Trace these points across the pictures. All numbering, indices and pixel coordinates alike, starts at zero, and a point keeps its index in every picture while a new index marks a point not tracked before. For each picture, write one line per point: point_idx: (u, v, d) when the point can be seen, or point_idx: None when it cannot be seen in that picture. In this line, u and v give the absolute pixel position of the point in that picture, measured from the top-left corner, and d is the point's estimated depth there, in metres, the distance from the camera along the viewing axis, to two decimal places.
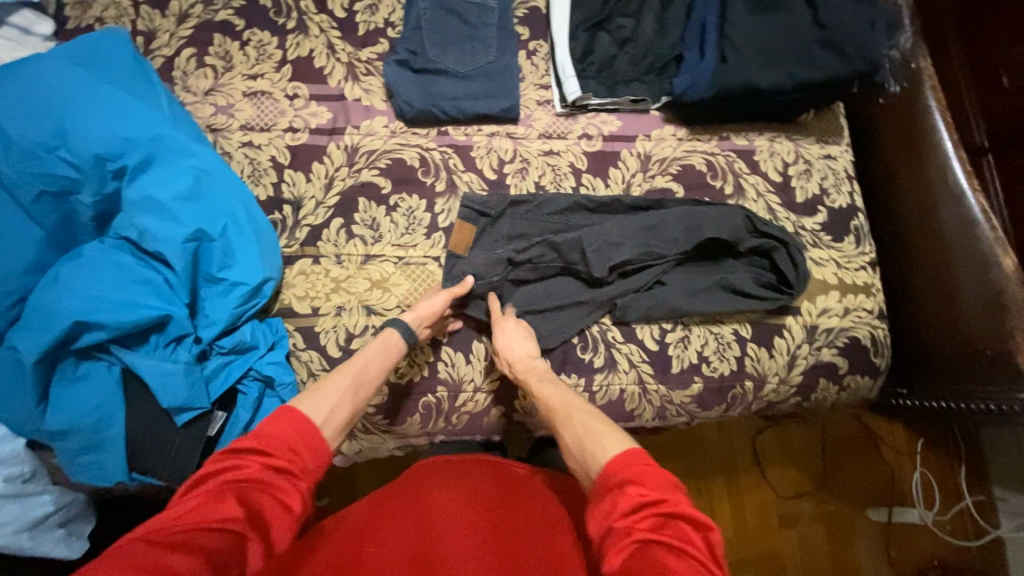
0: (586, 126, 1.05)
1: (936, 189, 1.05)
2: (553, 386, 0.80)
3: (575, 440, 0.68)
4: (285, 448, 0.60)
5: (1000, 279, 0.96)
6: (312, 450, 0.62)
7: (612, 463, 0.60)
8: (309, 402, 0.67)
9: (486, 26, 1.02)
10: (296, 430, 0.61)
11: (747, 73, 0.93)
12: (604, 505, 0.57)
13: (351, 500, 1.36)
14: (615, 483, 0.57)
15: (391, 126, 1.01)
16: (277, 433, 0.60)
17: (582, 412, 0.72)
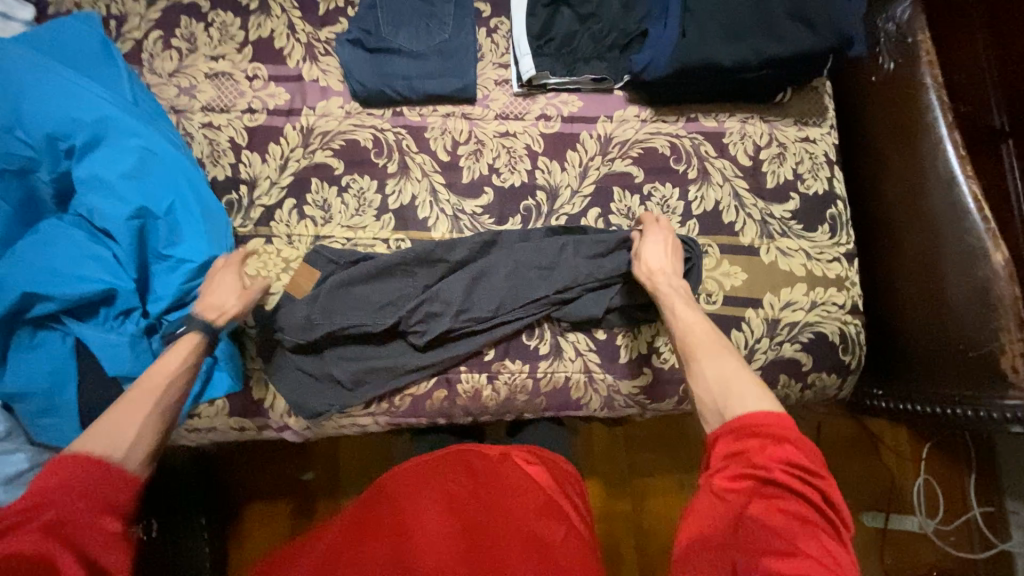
0: (544, 107, 1.01)
1: (925, 174, 0.95)
2: (690, 311, 0.82)
3: (714, 372, 0.72)
4: (76, 493, 0.58)
5: (988, 274, 0.87)
6: (109, 479, 0.60)
7: (754, 413, 0.64)
8: (97, 433, 0.64)
9: (443, 3, 0.99)
10: (75, 473, 0.59)
11: (708, 48, 0.88)
12: (737, 443, 0.62)
13: (332, 472, 1.41)
14: (766, 433, 0.61)
15: (347, 106, 1.01)
16: (57, 483, 0.58)
17: (713, 351, 0.75)
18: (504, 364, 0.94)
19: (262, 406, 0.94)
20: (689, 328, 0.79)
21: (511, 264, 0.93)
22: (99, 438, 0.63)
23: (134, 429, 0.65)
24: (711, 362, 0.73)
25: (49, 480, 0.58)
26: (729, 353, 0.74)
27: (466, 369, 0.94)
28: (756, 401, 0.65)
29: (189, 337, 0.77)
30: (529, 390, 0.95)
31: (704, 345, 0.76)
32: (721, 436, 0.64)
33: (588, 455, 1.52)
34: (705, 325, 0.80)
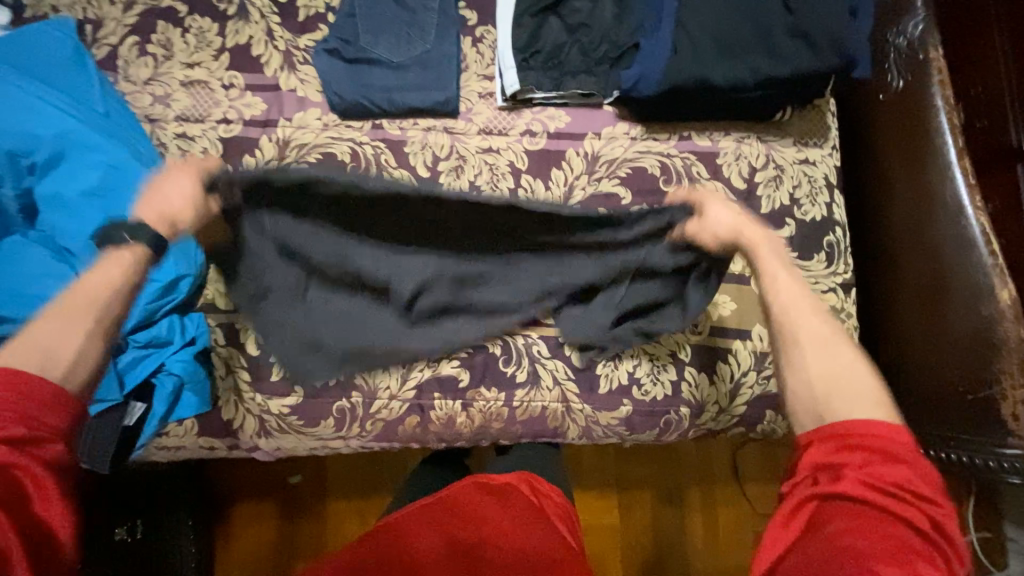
0: (530, 122, 0.97)
1: (931, 202, 0.89)
2: (800, 286, 0.68)
3: (824, 370, 0.62)
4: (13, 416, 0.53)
5: (991, 315, 0.81)
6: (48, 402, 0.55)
7: (861, 421, 0.56)
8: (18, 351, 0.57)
9: (425, 11, 0.95)
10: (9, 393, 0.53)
11: (701, 66, 0.83)
12: (833, 453, 0.56)
13: (319, 479, 1.40)
14: (868, 445, 0.55)
15: (325, 118, 0.98)
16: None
17: (828, 345, 0.64)
18: (480, 392, 0.91)
19: (231, 427, 0.92)
20: (790, 302, 0.67)
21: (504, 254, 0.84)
22: (26, 353, 0.57)
23: (70, 346, 0.59)
24: (815, 354, 0.64)
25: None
26: (845, 348, 0.64)
27: (441, 395, 0.91)
28: (871, 412, 0.58)
29: (134, 250, 0.66)
30: (505, 418, 0.92)
31: (815, 333, 0.65)
32: (814, 441, 0.58)
33: (575, 470, 1.49)
34: (799, 294, 0.68)
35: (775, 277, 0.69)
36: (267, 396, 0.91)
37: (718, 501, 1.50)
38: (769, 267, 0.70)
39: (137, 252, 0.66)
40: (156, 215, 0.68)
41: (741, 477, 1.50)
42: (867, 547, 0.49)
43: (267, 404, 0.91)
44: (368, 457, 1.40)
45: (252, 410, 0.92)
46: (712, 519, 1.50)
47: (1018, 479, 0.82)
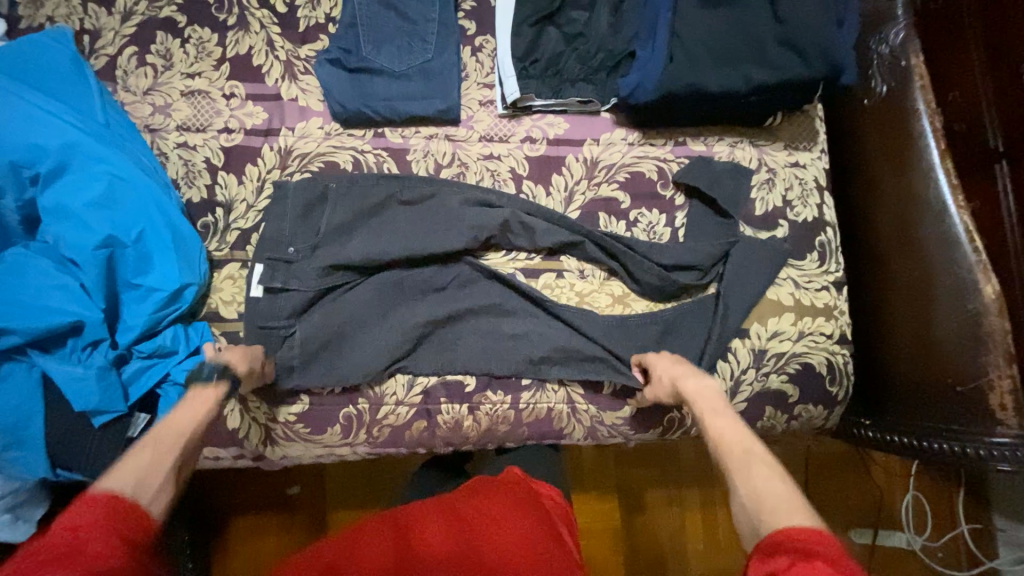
0: (530, 129, 0.99)
1: (918, 202, 0.93)
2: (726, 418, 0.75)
3: (754, 497, 0.62)
4: (105, 530, 0.55)
5: (978, 309, 0.86)
6: (135, 523, 0.57)
7: (784, 529, 0.55)
8: (113, 479, 0.61)
9: (425, 20, 0.97)
10: (91, 513, 0.55)
11: (696, 74, 0.85)
12: (766, 564, 0.53)
13: (321, 488, 1.39)
14: (794, 547, 0.53)
15: (326, 127, 0.99)
16: (72, 530, 0.54)
17: (747, 461, 0.68)
18: (486, 396, 0.92)
19: (236, 436, 0.92)
20: (722, 435, 0.73)
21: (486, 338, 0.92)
22: (122, 479, 0.61)
23: (157, 472, 0.64)
24: (744, 476, 0.65)
25: (75, 520, 0.55)
26: (757, 459, 0.68)
27: (447, 399, 0.92)
28: (794, 520, 0.57)
29: (218, 385, 0.78)
30: (511, 420, 0.93)
31: (740, 457, 0.69)
32: (754, 558, 0.56)
33: (577, 472, 1.50)
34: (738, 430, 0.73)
35: (706, 412, 0.77)
36: (273, 404, 0.92)
37: (717, 499, 1.53)
38: (702, 406, 0.77)
39: (218, 386, 0.77)
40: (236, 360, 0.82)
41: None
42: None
43: (273, 412, 0.92)
44: (370, 465, 1.40)
45: (257, 418, 0.92)
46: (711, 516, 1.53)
47: (1009, 467, 0.83)
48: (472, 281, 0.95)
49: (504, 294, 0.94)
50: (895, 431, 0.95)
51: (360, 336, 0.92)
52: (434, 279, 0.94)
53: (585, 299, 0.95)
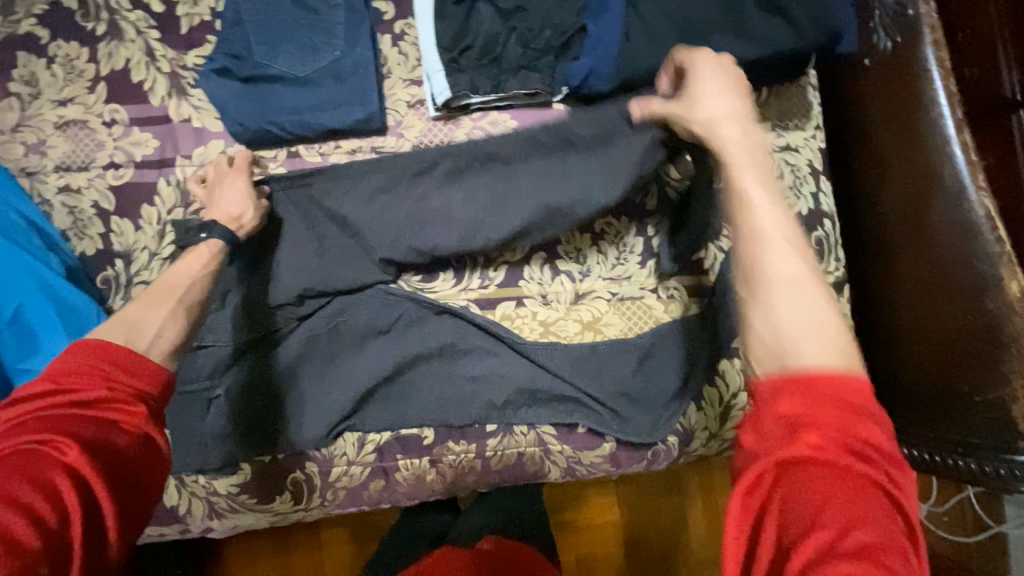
0: (471, 132, 0.83)
1: (928, 183, 0.79)
2: (775, 208, 0.49)
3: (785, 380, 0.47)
4: (99, 379, 0.51)
5: (1000, 309, 0.74)
6: (142, 373, 0.53)
7: (824, 371, 0.43)
8: (111, 325, 0.56)
9: (329, 8, 0.79)
10: (89, 351, 0.52)
11: (660, 52, 0.69)
12: (788, 404, 0.42)
13: None
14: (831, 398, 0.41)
15: (229, 152, 0.83)
16: (66, 368, 0.51)
17: (797, 282, 0.46)
18: (447, 447, 0.82)
19: (176, 513, 0.83)
20: (766, 223, 0.49)
21: (443, 380, 0.81)
22: (115, 327, 0.56)
23: (151, 325, 0.57)
24: (788, 301, 0.46)
25: (70, 364, 0.51)
26: (808, 285, 0.46)
27: (404, 455, 0.82)
28: (833, 361, 0.43)
29: (211, 244, 0.70)
30: (478, 469, 0.83)
31: (787, 266, 0.47)
32: (781, 395, 0.42)
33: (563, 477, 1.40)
34: (790, 221, 0.49)
35: (769, 204, 0.50)
36: (211, 477, 0.81)
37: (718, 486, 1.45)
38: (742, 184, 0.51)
39: (212, 244, 0.70)
40: (226, 216, 0.74)
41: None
42: (830, 510, 0.37)
43: (213, 485, 0.81)
44: None
45: (196, 494, 0.82)
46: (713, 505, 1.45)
47: None
48: (420, 319, 0.82)
49: (457, 328, 0.82)
50: (903, 443, 0.86)
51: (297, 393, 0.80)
52: (382, 312, 0.82)
53: (551, 328, 0.83)
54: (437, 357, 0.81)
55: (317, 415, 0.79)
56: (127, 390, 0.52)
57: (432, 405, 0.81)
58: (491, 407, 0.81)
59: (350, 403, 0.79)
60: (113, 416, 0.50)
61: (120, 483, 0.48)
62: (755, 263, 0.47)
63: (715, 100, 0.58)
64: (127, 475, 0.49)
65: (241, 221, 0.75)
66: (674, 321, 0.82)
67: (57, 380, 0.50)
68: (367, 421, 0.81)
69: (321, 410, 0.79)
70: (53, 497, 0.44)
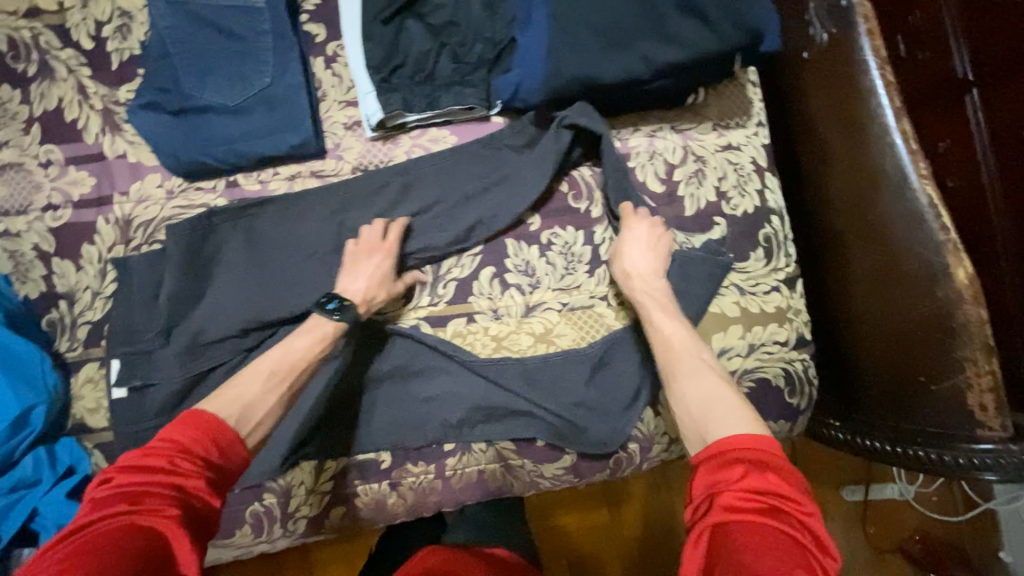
0: (410, 149, 0.82)
1: (872, 172, 0.79)
2: (669, 319, 0.71)
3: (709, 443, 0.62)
4: (197, 458, 0.55)
5: (948, 297, 0.73)
6: (233, 459, 0.59)
7: (744, 443, 0.54)
8: (218, 403, 0.62)
9: (256, 35, 0.78)
10: (203, 429, 0.57)
11: (586, 60, 0.69)
12: (712, 474, 0.52)
13: None
14: (738, 455, 0.52)
15: (167, 185, 0.82)
16: (179, 444, 0.55)
17: (698, 370, 0.65)
18: (406, 470, 0.81)
19: None
20: (665, 340, 0.70)
21: (396, 402, 0.80)
22: (228, 406, 0.62)
23: (256, 407, 0.64)
24: (693, 384, 0.64)
25: (179, 439, 0.56)
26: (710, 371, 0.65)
27: (363, 480, 0.81)
28: (738, 426, 0.56)
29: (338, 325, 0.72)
30: (440, 490, 0.82)
31: (687, 362, 0.66)
32: (705, 465, 0.54)
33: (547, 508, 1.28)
34: (689, 337, 0.69)
35: (671, 337, 0.70)
36: None
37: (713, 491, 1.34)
38: (644, 310, 0.73)
39: (338, 325, 0.72)
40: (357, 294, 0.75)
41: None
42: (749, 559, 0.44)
43: None
44: None
45: None
46: None
47: (995, 476, 0.73)
48: (368, 342, 0.81)
49: (408, 349, 0.81)
50: (866, 436, 0.85)
51: None
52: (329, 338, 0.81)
53: (503, 343, 0.82)
54: (389, 379, 0.80)
55: (270, 446, 0.78)
56: (218, 475, 0.57)
57: (387, 428, 0.80)
58: (445, 428, 0.80)
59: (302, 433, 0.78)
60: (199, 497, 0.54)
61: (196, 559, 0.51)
62: (669, 368, 0.67)
63: (643, 253, 0.77)
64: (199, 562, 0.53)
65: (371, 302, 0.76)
66: (624, 327, 0.82)
67: (166, 452, 0.54)
68: (322, 449, 0.79)
69: (273, 441, 0.78)
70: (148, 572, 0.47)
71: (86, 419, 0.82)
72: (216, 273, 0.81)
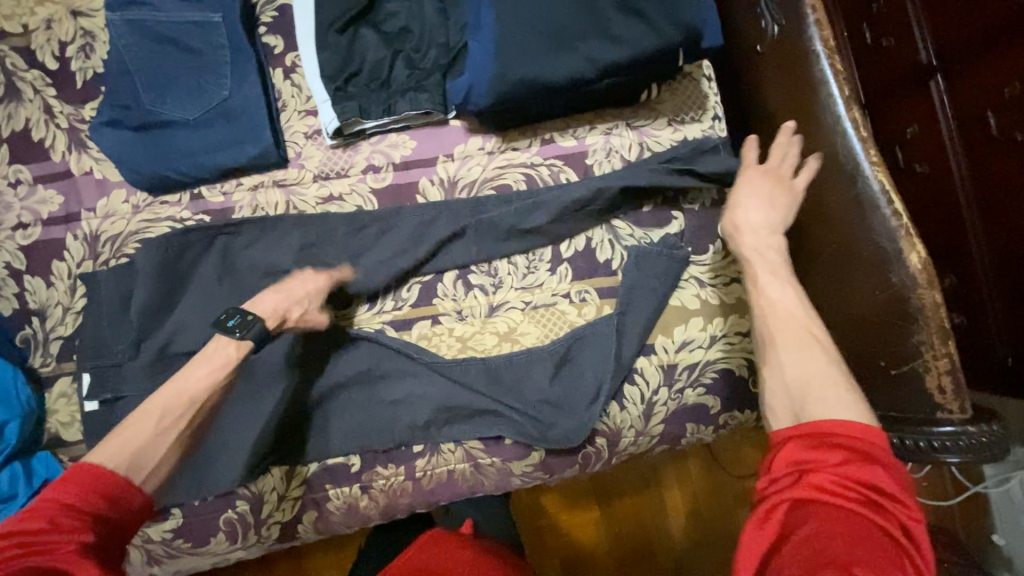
0: (370, 156, 0.84)
1: (826, 163, 0.80)
2: (785, 289, 0.68)
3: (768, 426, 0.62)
4: (82, 509, 0.56)
5: (903, 281, 0.73)
6: (125, 506, 0.59)
7: (840, 427, 0.54)
8: (108, 448, 0.62)
9: (213, 49, 0.80)
10: (87, 481, 0.57)
11: (531, 62, 0.70)
12: (807, 451, 0.53)
13: None
14: (836, 440, 0.53)
15: (132, 200, 0.84)
16: (62, 499, 0.55)
17: (794, 351, 0.63)
18: (376, 472, 0.82)
19: None
20: (772, 308, 0.68)
21: (363, 405, 0.81)
22: (117, 451, 0.61)
23: (152, 457, 0.63)
24: (790, 366, 0.63)
25: (61, 493, 0.56)
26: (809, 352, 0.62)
27: (334, 484, 0.82)
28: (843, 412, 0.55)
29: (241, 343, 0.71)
30: (410, 491, 0.83)
31: (789, 338, 0.65)
32: (793, 439, 0.56)
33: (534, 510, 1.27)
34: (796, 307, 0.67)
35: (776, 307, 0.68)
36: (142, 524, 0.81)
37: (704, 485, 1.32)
38: (754, 276, 0.71)
39: (242, 342, 0.71)
40: (271, 314, 0.73)
41: (716, 453, 1.32)
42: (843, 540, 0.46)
43: (144, 532, 0.81)
44: None
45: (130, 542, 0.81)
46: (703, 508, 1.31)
47: (956, 458, 0.72)
48: (334, 348, 0.82)
49: (374, 352, 0.82)
50: None
51: (219, 433, 0.80)
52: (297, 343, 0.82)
53: (468, 343, 0.83)
54: (356, 383, 0.81)
55: (240, 452, 0.79)
56: (112, 525, 0.58)
57: (354, 431, 0.81)
58: (412, 430, 0.81)
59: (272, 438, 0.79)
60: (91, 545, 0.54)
61: None
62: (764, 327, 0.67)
63: (760, 207, 0.74)
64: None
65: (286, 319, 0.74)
66: (588, 324, 0.83)
67: (42, 510, 0.55)
68: (293, 454, 0.80)
69: (242, 447, 0.79)
70: None
71: (61, 433, 0.83)
72: (183, 284, 0.82)
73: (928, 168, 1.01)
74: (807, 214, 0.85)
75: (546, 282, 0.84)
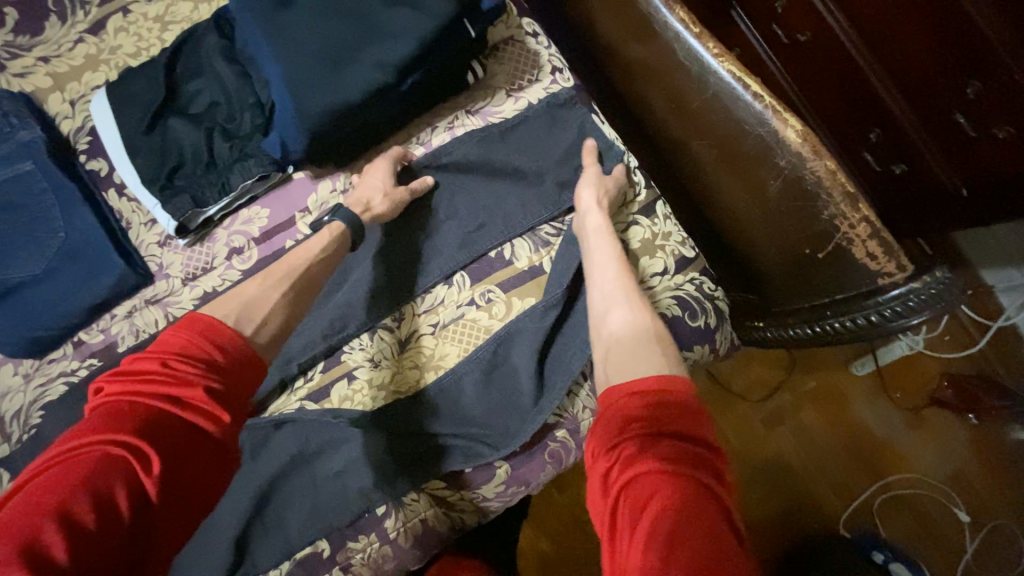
0: (228, 240, 0.80)
1: (674, 69, 0.74)
2: (604, 239, 0.74)
3: (658, 363, 0.57)
4: (198, 360, 0.53)
5: (791, 161, 0.66)
6: (241, 360, 0.56)
7: (649, 377, 0.55)
8: (220, 304, 0.60)
9: (38, 196, 0.78)
10: (196, 327, 0.54)
11: (328, 87, 0.68)
12: (644, 410, 0.52)
13: None
14: (667, 400, 0.53)
15: (21, 369, 0.81)
16: (175, 346, 0.53)
17: (606, 263, 0.72)
18: (349, 548, 0.76)
19: None
20: (595, 256, 0.74)
21: (313, 486, 0.77)
22: (230, 302, 0.60)
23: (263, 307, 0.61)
24: (600, 277, 0.71)
25: (178, 341, 0.53)
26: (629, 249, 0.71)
27: None
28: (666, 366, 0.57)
29: (334, 225, 0.73)
30: (393, 555, 0.77)
31: (608, 269, 0.72)
32: (633, 399, 0.54)
33: (566, 514, 1.08)
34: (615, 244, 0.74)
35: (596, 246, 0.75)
36: None
37: (728, 424, 1.22)
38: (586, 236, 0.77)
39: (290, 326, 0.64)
40: (354, 201, 0.76)
41: (727, 382, 1.24)
42: (665, 496, 0.45)
43: None
44: None
45: None
46: (736, 444, 1.21)
47: (917, 320, 0.66)
48: (263, 441, 0.78)
49: (302, 433, 0.78)
50: (786, 326, 0.79)
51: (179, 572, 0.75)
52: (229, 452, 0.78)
53: (392, 387, 0.79)
54: (297, 465, 0.77)
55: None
56: (224, 385, 0.53)
57: (312, 515, 0.76)
58: (364, 497, 0.75)
59: (233, 554, 0.74)
60: (192, 409, 0.50)
61: (180, 478, 0.47)
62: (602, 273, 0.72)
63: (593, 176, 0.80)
64: (188, 484, 0.48)
65: (370, 206, 0.76)
66: (502, 323, 0.79)
67: (170, 352, 0.52)
68: (259, 564, 0.74)
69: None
70: (105, 498, 0.43)
71: None
72: None
73: (810, 34, 0.92)
74: (680, 126, 0.78)
75: (450, 296, 0.81)
